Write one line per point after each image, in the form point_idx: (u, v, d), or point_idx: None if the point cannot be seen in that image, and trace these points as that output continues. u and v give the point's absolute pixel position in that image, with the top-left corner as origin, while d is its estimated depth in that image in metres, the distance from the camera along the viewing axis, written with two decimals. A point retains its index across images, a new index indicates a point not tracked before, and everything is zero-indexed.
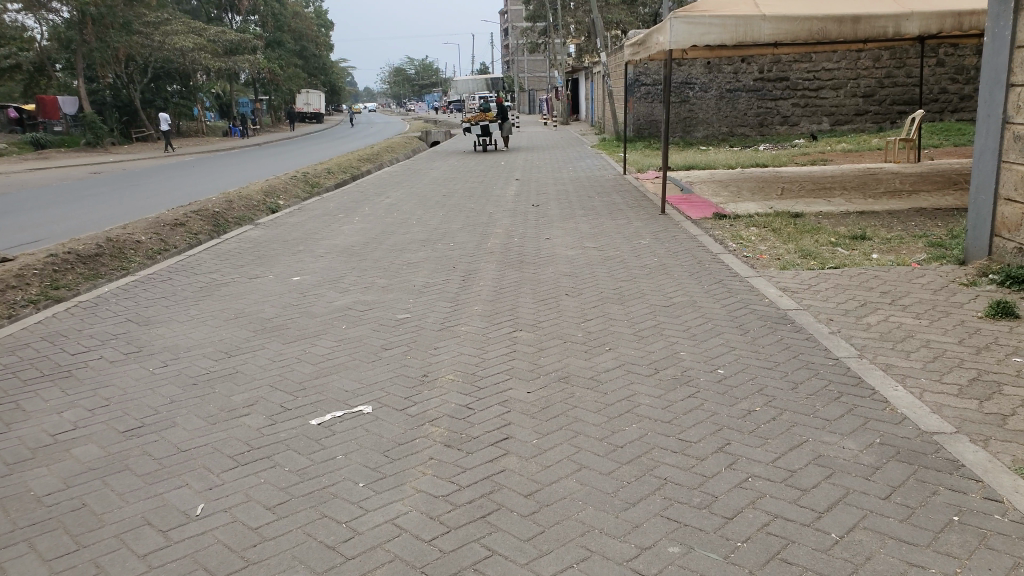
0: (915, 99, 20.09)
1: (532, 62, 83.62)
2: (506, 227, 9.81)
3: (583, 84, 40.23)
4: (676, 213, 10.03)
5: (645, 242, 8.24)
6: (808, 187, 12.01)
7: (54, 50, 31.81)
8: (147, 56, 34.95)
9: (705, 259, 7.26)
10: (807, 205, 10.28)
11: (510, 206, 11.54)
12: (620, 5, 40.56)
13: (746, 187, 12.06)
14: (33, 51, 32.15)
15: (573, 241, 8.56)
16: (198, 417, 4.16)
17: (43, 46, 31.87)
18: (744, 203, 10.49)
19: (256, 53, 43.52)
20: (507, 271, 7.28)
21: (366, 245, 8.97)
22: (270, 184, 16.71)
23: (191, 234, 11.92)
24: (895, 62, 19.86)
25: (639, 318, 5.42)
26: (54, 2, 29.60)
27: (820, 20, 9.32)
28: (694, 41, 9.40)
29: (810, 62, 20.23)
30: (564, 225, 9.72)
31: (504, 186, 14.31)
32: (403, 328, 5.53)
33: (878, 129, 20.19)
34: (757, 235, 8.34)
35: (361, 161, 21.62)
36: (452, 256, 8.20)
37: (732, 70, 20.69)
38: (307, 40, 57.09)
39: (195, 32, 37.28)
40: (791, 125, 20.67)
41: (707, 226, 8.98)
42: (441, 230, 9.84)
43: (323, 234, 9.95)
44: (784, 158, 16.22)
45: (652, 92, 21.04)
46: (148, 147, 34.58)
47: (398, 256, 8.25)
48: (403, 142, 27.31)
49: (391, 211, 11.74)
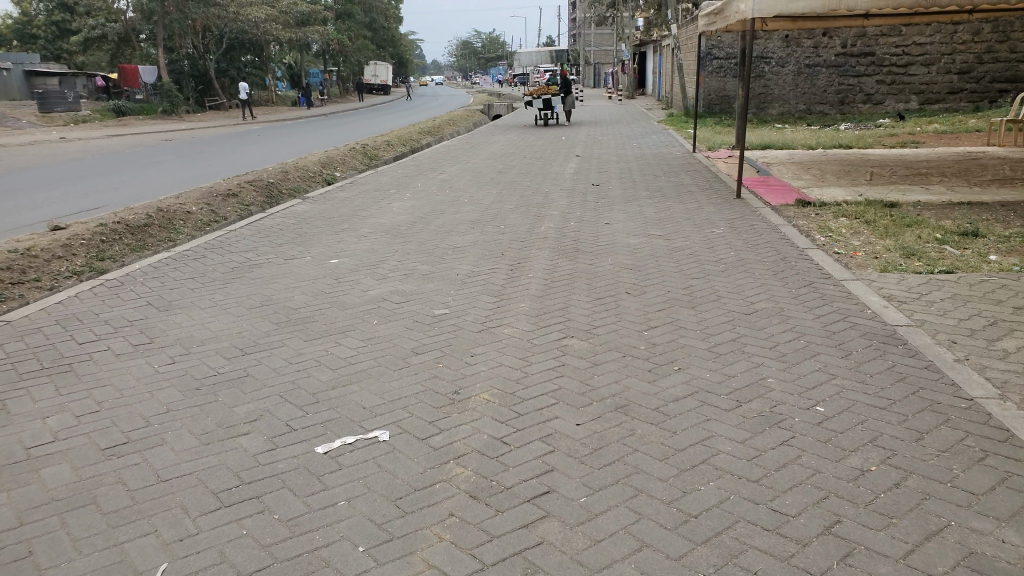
0: (1020, 75, 18.09)
1: (599, 35, 81.53)
2: (563, 208, 9.00)
3: (652, 58, 38.63)
4: (754, 198, 9.04)
5: (720, 230, 7.30)
6: (901, 171, 10.74)
7: (135, 20, 32.09)
8: (223, 27, 35.07)
9: (791, 254, 6.32)
10: (902, 193, 9.09)
11: (571, 185, 10.71)
12: None
13: (830, 170, 10.89)
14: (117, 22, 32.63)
15: (638, 227, 7.70)
16: (190, 433, 3.35)
17: (125, 16, 32.17)
18: (830, 188, 9.43)
19: (323, 24, 43.38)
20: (561, 260, 6.49)
21: (411, 225, 8.29)
22: (327, 155, 16.22)
23: (242, 206, 11.50)
24: (999, 35, 17.90)
25: (715, 328, 4.58)
26: None
27: None
28: (781, 7, 8.20)
29: (900, 35, 18.39)
30: (627, 207, 8.83)
31: (563, 162, 13.45)
32: (437, 327, 4.82)
33: (974, 109, 18.35)
34: (849, 227, 7.30)
35: (421, 132, 21.00)
36: (501, 240, 7.46)
37: (813, 43, 19.00)
38: (376, 12, 56.65)
39: (268, 3, 37.15)
40: (875, 104, 19.02)
41: (789, 214, 7.98)
42: (495, 209, 9.09)
43: (370, 211, 9.34)
44: (870, 139, 14.76)
45: (724, 67, 19.62)
46: (217, 116, 34.88)
47: (443, 240, 7.54)
48: (465, 115, 26.58)
49: (444, 187, 11.04)
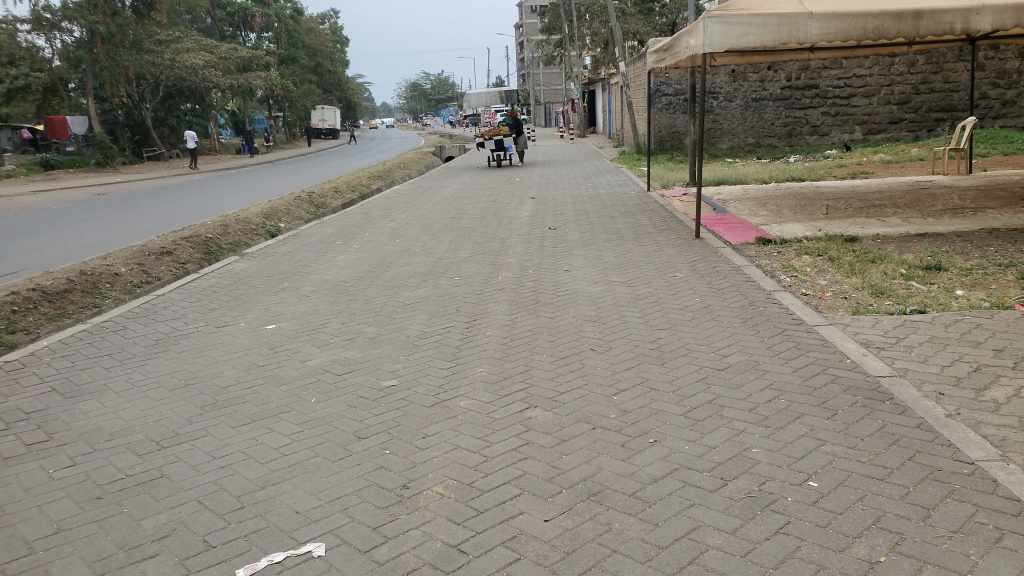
0: (953, 105, 18.69)
1: (546, 75, 83.36)
2: (519, 255, 8.67)
3: (599, 96, 39.23)
4: (713, 237, 8.86)
5: (682, 274, 7.05)
6: (855, 204, 10.73)
7: (65, 71, 31.30)
8: (158, 74, 34.18)
9: (756, 298, 6.09)
10: (858, 226, 9.03)
11: (525, 230, 10.43)
12: (636, 15, 39.62)
13: (785, 205, 10.84)
14: (46, 72, 31.68)
15: (596, 274, 7.40)
16: (81, 565, 2.97)
17: (55, 67, 31.34)
18: (788, 225, 9.32)
19: (268, 71, 42.96)
20: (521, 314, 6.12)
21: (358, 281, 7.83)
22: (271, 205, 15.70)
23: (178, 264, 10.89)
24: (932, 66, 18.50)
25: (687, 389, 4.23)
26: (65, 22, 29.11)
27: (876, 17, 8.07)
28: (732, 43, 8.18)
29: (841, 68, 18.95)
30: (583, 252, 8.55)
31: (517, 205, 13.19)
32: (384, 403, 4.34)
33: (914, 138, 18.86)
34: (812, 266, 7.13)
35: (369, 178, 20.64)
36: (453, 293, 7.05)
37: (759, 77, 19.38)
38: (322, 57, 56.58)
39: (208, 50, 36.61)
40: (821, 135, 19.41)
41: (750, 254, 7.79)
42: (447, 259, 8.71)
43: (314, 266, 8.85)
44: (820, 171, 14.92)
45: (675, 103, 19.89)
46: (158, 166, 33.96)
47: (392, 296, 7.10)
48: (415, 158, 26.33)
49: (393, 236, 10.62)
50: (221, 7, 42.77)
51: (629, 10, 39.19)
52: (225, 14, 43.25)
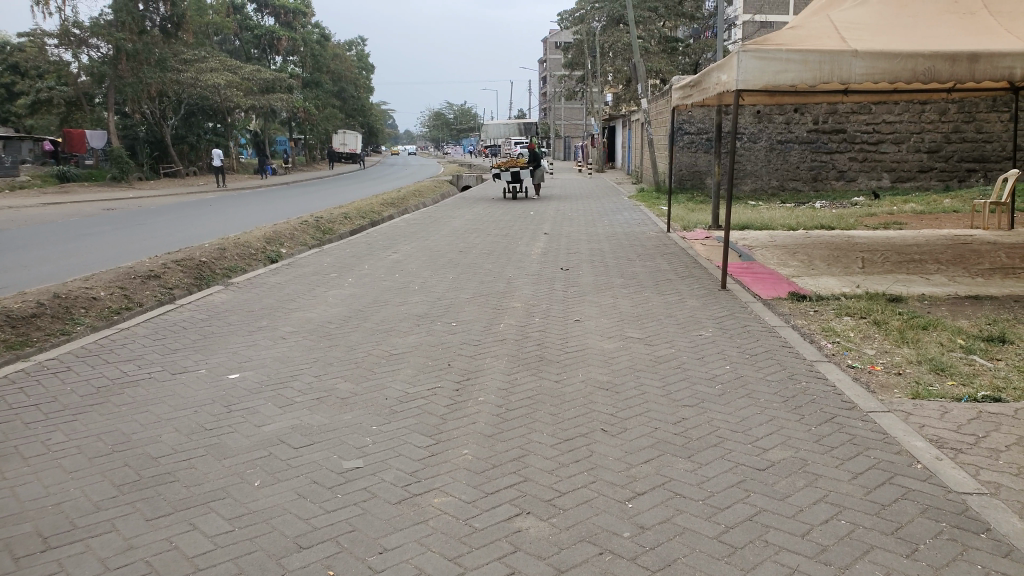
0: (986, 155, 17.78)
1: (569, 110, 83.73)
2: (525, 298, 7.85)
3: (620, 132, 38.75)
4: (741, 289, 8.02)
5: (707, 334, 6.19)
6: (893, 256, 9.88)
7: (90, 88, 31.15)
8: (181, 93, 33.93)
9: (795, 368, 5.22)
10: (901, 283, 8.17)
11: (536, 269, 9.63)
12: (661, 53, 39.34)
13: (817, 255, 10.01)
14: (70, 87, 31.57)
15: (612, 327, 6.58)
16: None
17: (80, 83, 31.13)
18: (821, 279, 8.48)
19: (291, 92, 42.84)
20: (521, 374, 5.27)
21: (341, 323, 7.04)
22: (275, 229, 15.04)
23: (164, 289, 10.14)
24: (964, 116, 17.66)
25: (720, 499, 3.38)
26: (93, 38, 29.23)
27: (927, 57, 7.20)
28: (768, 79, 7.44)
29: (870, 114, 18.13)
30: (597, 299, 7.70)
31: (529, 241, 12.42)
32: (341, 496, 3.64)
33: (945, 188, 17.99)
34: (857, 329, 6.26)
35: (381, 204, 19.99)
36: (448, 342, 6.23)
37: (784, 119, 18.62)
38: (345, 83, 57.05)
39: (230, 70, 36.52)
40: (847, 181, 18.62)
41: (784, 311, 6.96)
42: (448, 299, 7.93)
43: (300, 302, 8.07)
44: (851, 219, 14.05)
45: (697, 142, 19.10)
46: (173, 183, 33.60)
47: (377, 343, 6.29)
48: (431, 186, 25.74)
49: (393, 270, 9.85)
50: (248, 29, 42.99)
51: (655, 47, 38.88)
52: (252, 37, 43.40)
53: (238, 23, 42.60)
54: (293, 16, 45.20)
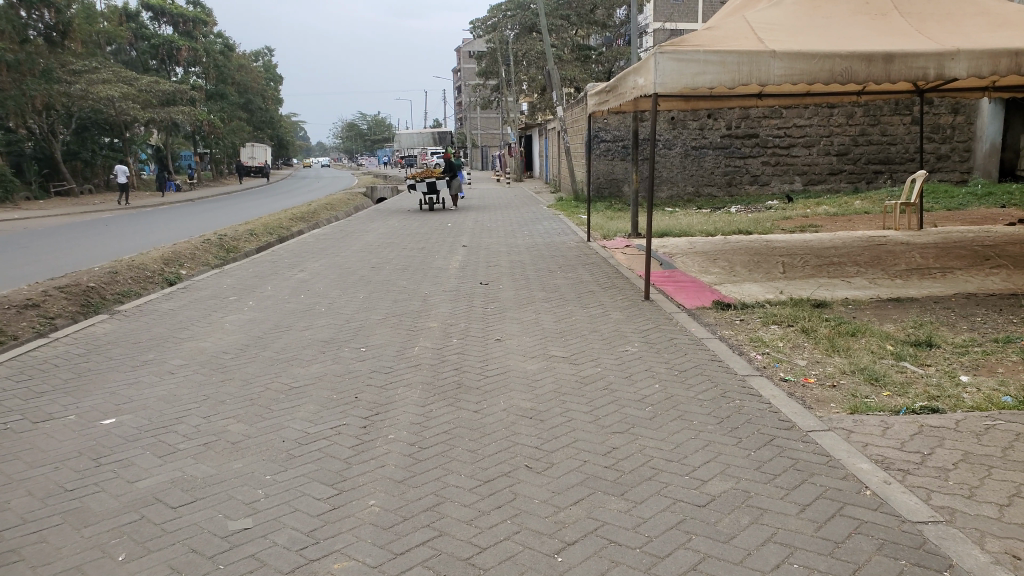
0: (891, 157, 18.58)
1: (485, 119, 83.95)
2: (441, 317, 7.38)
3: (537, 141, 38.86)
4: (665, 299, 7.83)
5: (634, 349, 5.89)
6: (812, 260, 9.96)
7: None
8: (70, 106, 31.72)
9: (727, 384, 4.96)
10: (823, 288, 8.18)
11: (454, 284, 9.18)
12: (574, 61, 39.77)
13: (738, 261, 9.98)
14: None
15: (534, 345, 6.19)
16: None
17: None
18: (745, 286, 8.41)
19: (194, 104, 40.88)
20: (436, 405, 4.79)
21: (238, 353, 6.36)
22: (174, 249, 13.98)
23: (45, 320, 9.03)
24: (870, 118, 18.35)
25: (660, 545, 3.00)
26: None
27: (844, 58, 7.29)
28: (687, 81, 7.38)
29: (781, 118, 18.63)
30: (517, 316, 7.31)
31: (446, 255, 11.94)
32: (222, 569, 3.04)
33: (854, 189, 18.67)
34: (786, 339, 6.12)
35: (292, 220, 19.04)
36: (358, 370, 5.69)
37: (698, 125, 18.90)
38: (253, 94, 55.22)
39: (126, 81, 34.40)
40: (761, 185, 19.07)
41: (709, 322, 6.78)
42: (358, 321, 7.38)
43: (194, 330, 7.32)
44: (767, 223, 14.25)
45: (613, 149, 19.13)
46: (66, 203, 31.25)
47: (278, 374, 5.68)
48: (345, 199, 24.88)
49: (300, 291, 9.17)
50: (144, 38, 40.59)
51: (568, 56, 39.27)
52: (149, 47, 40.96)
53: (132, 32, 40.17)
54: (192, 24, 43.10)
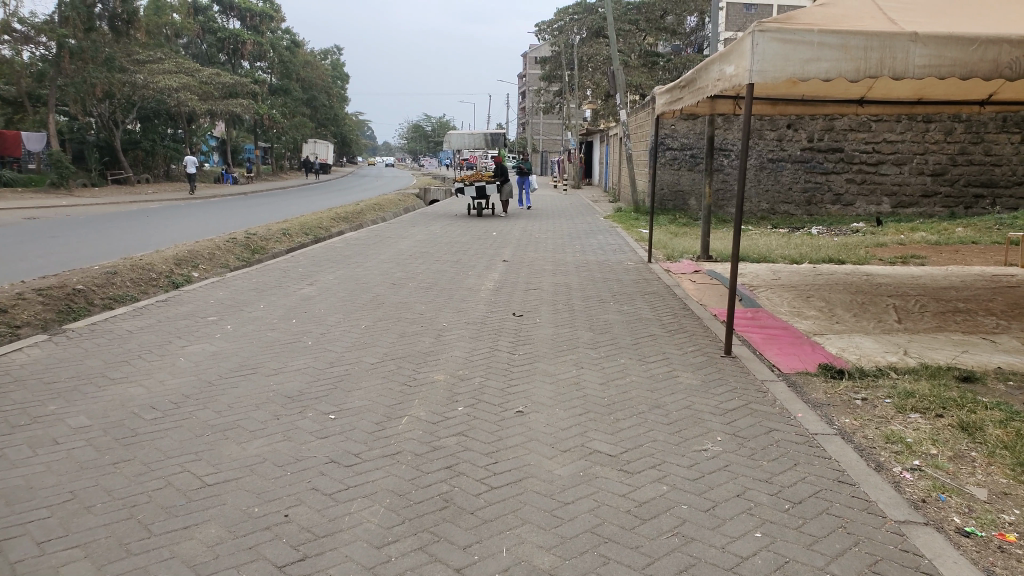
0: (995, 180, 16.04)
1: (548, 125, 82.70)
2: (453, 366, 5.61)
3: (597, 148, 36.89)
4: (750, 356, 5.94)
5: (715, 450, 4.02)
6: (932, 304, 7.87)
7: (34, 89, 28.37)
8: (131, 95, 30.92)
9: (874, 541, 3.06)
10: (961, 349, 6.11)
11: (484, 314, 7.43)
12: (641, 68, 37.52)
13: (836, 301, 8.00)
14: (14, 86, 28.45)
15: (569, 426, 4.40)
16: None
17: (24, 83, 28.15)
18: (856, 339, 6.44)
19: (255, 100, 39.95)
20: (404, 548, 3.07)
21: (167, 411, 4.76)
22: (192, 247, 12.54)
23: (8, 327, 7.45)
24: (972, 136, 15.85)
25: None
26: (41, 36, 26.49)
27: (1014, 44, 5.26)
28: (794, 70, 5.45)
29: (870, 131, 16.29)
30: (553, 371, 5.47)
31: (481, 272, 10.18)
32: None
33: (950, 216, 16.20)
34: (940, 439, 4.14)
35: (330, 219, 17.56)
36: (307, 457, 4.09)
37: (776, 136, 16.68)
38: (316, 90, 54.97)
39: (188, 72, 33.72)
40: (844, 206, 16.76)
41: (818, 400, 4.87)
42: (348, 364, 5.71)
43: (135, 367, 5.71)
44: (860, 250, 12.06)
45: (679, 158, 17.18)
46: (120, 192, 30.58)
47: (198, 456, 4.11)
48: (391, 199, 23.41)
49: (294, 313, 7.56)
50: (211, 31, 39.42)
51: (633, 61, 37.01)
52: (216, 39, 39.93)
53: (200, 25, 39.04)
54: (259, 19, 42.32)
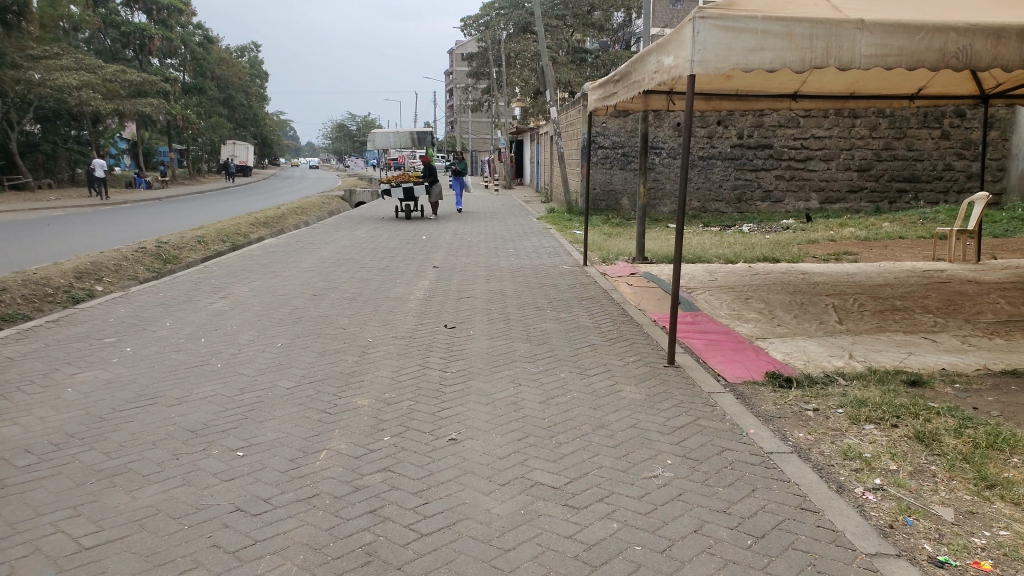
0: (917, 174, 16.51)
1: (478, 124, 82.40)
2: (380, 388, 5.13)
3: (528, 146, 36.74)
4: (694, 365, 5.67)
5: (666, 476, 3.70)
6: (870, 303, 7.83)
7: None
8: (26, 94, 29.04)
9: None
10: (905, 351, 6.01)
11: (413, 327, 6.96)
12: (569, 65, 37.50)
13: (775, 302, 7.86)
14: None
15: (507, 454, 3.99)
16: None
17: None
18: (799, 343, 6.26)
19: (168, 99, 38.04)
20: None
21: (46, 455, 4.16)
22: (95, 258, 11.56)
23: None
24: (895, 131, 16.27)
25: None
26: None
27: (959, 31, 5.15)
28: (737, 60, 5.21)
29: (799, 128, 16.55)
30: (488, 390, 5.06)
31: (410, 279, 9.68)
32: None
33: (875, 210, 16.62)
34: (898, 453, 3.93)
35: (250, 224, 16.67)
36: (210, 505, 3.56)
37: (707, 133, 16.78)
38: (235, 89, 52.91)
39: (91, 70, 31.75)
40: (774, 202, 17.01)
41: (770, 413, 4.62)
42: (262, 390, 5.15)
43: (13, 401, 5.01)
44: (794, 247, 12.12)
45: (611, 157, 17.03)
46: (22, 198, 28.51)
47: (77, 511, 3.54)
48: (317, 202, 22.52)
49: (204, 331, 6.91)
50: (114, 25, 37.28)
51: (561, 59, 36.94)
52: (119, 34, 37.77)
53: (102, 17, 36.90)
54: (167, 13, 40.16)
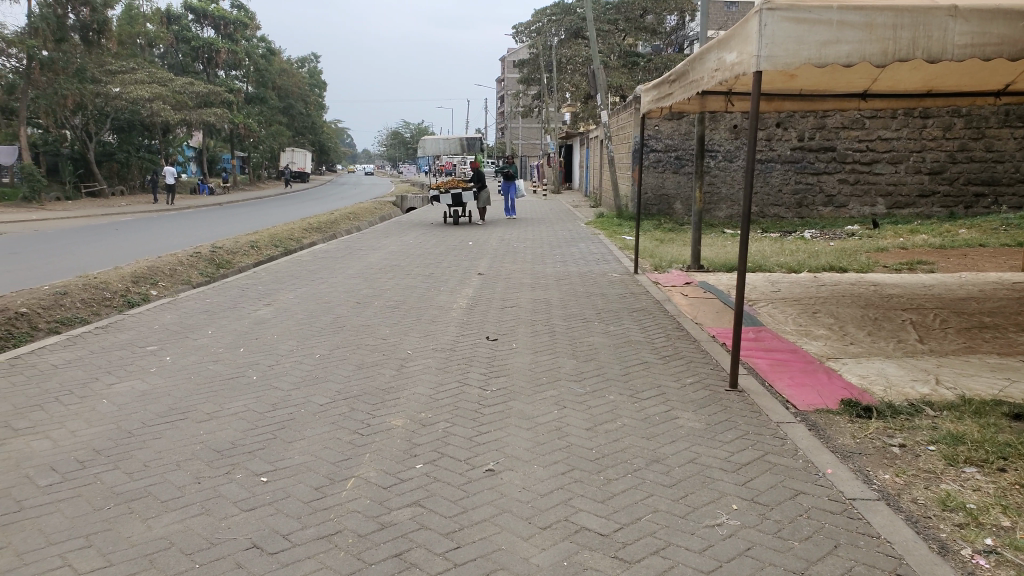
0: (997, 177, 15.33)
1: (529, 129, 82.26)
2: (415, 407, 4.79)
3: (578, 151, 36.25)
4: (758, 389, 5.14)
5: (733, 525, 3.20)
6: (954, 319, 7.08)
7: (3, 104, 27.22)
8: (104, 107, 30.03)
9: None
10: (1001, 376, 5.32)
11: (454, 338, 6.62)
12: (620, 68, 36.89)
13: (846, 317, 7.20)
14: None
15: (550, 491, 3.56)
16: None
17: None
18: (876, 364, 5.64)
19: (230, 108, 39.06)
20: None
21: (69, 474, 3.92)
22: (151, 262, 11.64)
23: None
24: (972, 131, 15.14)
25: None
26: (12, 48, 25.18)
27: None
28: (809, 54, 4.67)
29: (864, 129, 15.61)
30: (530, 413, 4.65)
31: (454, 287, 9.37)
32: None
33: (949, 216, 15.52)
34: (1008, 506, 3.34)
35: (303, 230, 16.71)
36: (226, 539, 3.24)
37: (765, 135, 16.01)
38: (294, 98, 54.19)
39: (161, 83, 32.80)
40: (837, 207, 16.11)
41: (849, 448, 4.07)
42: (292, 406, 4.86)
43: (49, 412, 4.86)
44: (862, 256, 11.32)
45: (664, 160, 16.43)
46: (95, 204, 29.60)
47: (89, 541, 3.25)
48: (369, 207, 22.55)
49: (244, 340, 6.71)
50: (185, 40, 38.95)
51: (613, 63, 36.34)
52: (190, 49, 39.30)
53: (174, 33, 38.53)
54: (233, 27, 41.18)
